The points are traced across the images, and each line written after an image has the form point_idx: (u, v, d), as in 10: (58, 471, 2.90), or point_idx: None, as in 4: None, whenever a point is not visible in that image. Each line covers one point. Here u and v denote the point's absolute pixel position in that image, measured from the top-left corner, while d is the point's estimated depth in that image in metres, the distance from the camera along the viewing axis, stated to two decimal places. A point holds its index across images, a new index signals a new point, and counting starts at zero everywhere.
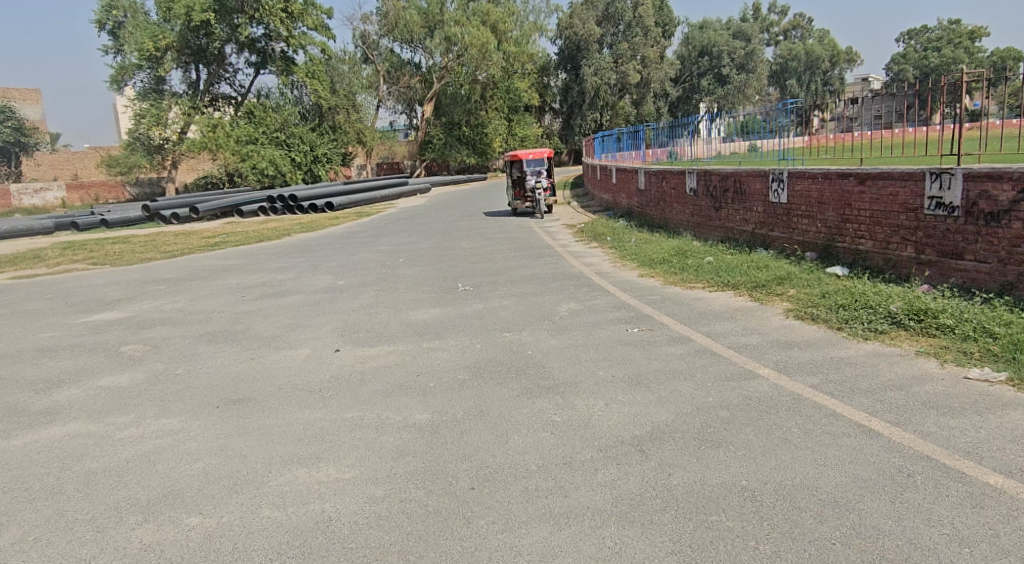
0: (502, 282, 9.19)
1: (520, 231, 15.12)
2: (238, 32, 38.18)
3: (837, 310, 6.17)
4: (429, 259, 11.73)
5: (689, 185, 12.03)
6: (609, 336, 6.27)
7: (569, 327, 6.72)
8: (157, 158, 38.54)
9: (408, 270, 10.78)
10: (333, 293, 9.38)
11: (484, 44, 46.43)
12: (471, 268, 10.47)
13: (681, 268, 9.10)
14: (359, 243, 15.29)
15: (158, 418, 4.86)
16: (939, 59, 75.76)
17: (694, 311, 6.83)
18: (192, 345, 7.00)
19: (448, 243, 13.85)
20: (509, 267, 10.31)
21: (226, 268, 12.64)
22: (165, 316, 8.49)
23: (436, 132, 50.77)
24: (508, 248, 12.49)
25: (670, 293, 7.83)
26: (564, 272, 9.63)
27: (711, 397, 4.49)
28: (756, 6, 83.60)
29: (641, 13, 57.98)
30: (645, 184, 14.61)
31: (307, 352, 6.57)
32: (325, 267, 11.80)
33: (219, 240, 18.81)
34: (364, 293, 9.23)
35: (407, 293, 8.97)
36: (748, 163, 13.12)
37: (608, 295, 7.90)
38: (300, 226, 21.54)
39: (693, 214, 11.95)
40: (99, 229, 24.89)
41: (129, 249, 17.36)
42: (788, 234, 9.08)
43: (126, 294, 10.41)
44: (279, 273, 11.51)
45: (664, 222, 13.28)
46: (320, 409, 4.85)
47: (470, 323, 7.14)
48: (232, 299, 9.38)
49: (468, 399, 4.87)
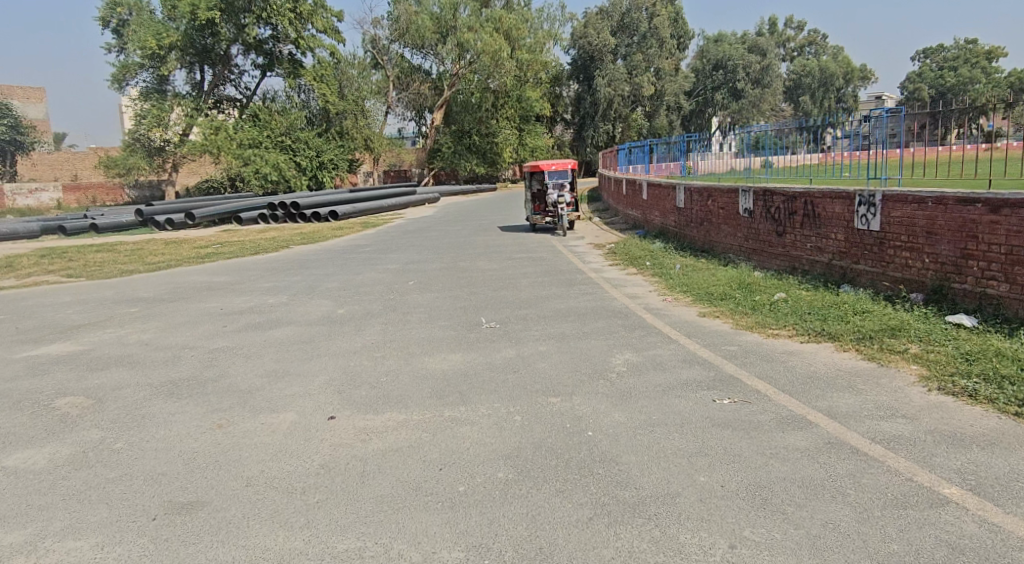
0: (533, 319, 7.68)
1: (544, 250, 13.61)
2: (245, 32, 36.87)
3: (1000, 383, 4.59)
4: (444, 283, 10.23)
5: (743, 205, 10.51)
6: (693, 409, 4.70)
7: (634, 390, 5.19)
8: (158, 160, 37.35)
9: (422, 297, 9.29)
10: (332, 327, 7.87)
11: (498, 51, 45.07)
12: (494, 298, 8.98)
13: (751, 307, 7.58)
14: (363, 259, 13.79)
15: (64, 539, 3.35)
16: (956, 79, 74.01)
17: (797, 374, 5.27)
18: (146, 399, 5.48)
19: (464, 262, 12.38)
20: (538, 298, 8.83)
21: (213, 286, 11.16)
22: (125, 353, 6.96)
23: (445, 141, 49.56)
24: (534, 271, 11.02)
25: (748, 340, 6.32)
26: (606, 307, 8.09)
27: (894, 544, 2.93)
28: (772, 20, 82.12)
29: (656, 24, 56.82)
30: (683, 202, 13.05)
31: (291, 416, 5.02)
32: (324, 290, 10.32)
33: (212, 250, 17.32)
34: (367, 327, 7.70)
35: (421, 330, 7.44)
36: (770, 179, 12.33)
37: (673, 342, 6.39)
38: (302, 236, 20.09)
39: (747, 239, 10.45)
40: (88, 234, 23.47)
41: (114, 258, 15.88)
42: (881, 269, 7.55)
43: (91, 318, 8.90)
44: (271, 296, 10.05)
45: (710, 245, 11.75)
46: (300, 533, 3.34)
47: (503, 381, 5.61)
48: (211, 331, 7.86)
49: (518, 523, 3.32)
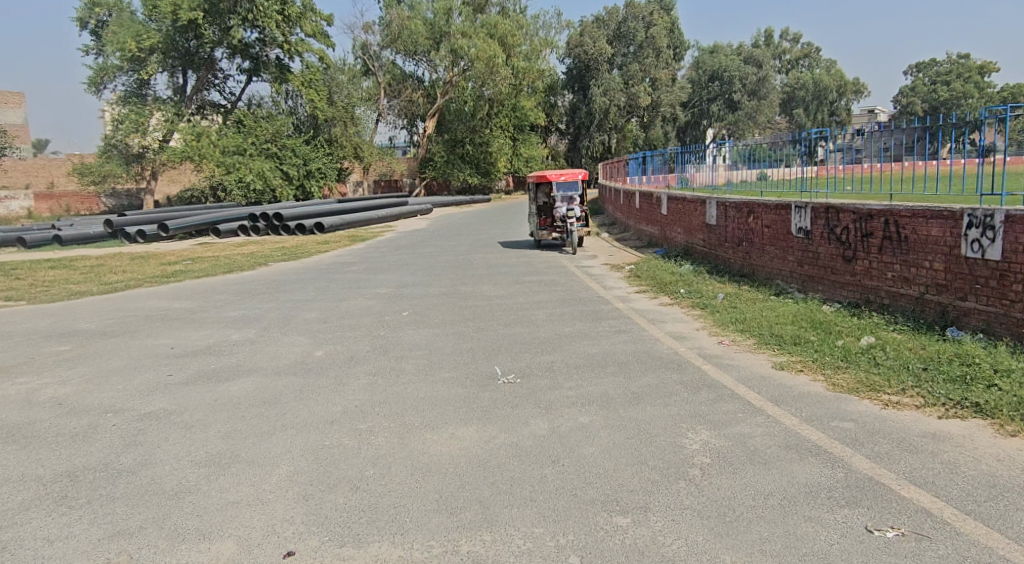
0: (563, 372, 6.04)
1: (556, 272, 12.02)
2: (230, 34, 35.13)
3: None
4: (445, 315, 8.58)
5: (798, 224, 8.94)
6: (848, 550, 3.04)
7: (737, 503, 3.52)
8: (136, 167, 35.57)
9: (419, 335, 7.63)
10: (306, 380, 6.19)
11: (493, 57, 43.45)
12: (506, 338, 7.34)
13: (838, 356, 5.93)
14: (350, 281, 12.13)
15: None
16: (949, 92, 72.83)
17: (973, 481, 3.60)
18: (23, 509, 3.77)
19: (465, 287, 10.75)
20: (561, 340, 7.22)
21: (170, 316, 9.45)
22: (27, 420, 5.24)
23: (436, 150, 47.97)
24: (549, 300, 9.40)
25: (863, 411, 4.68)
26: (650, 355, 6.47)
27: None
28: (767, 32, 81.27)
29: (653, 34, 55.51)
30: (715, 219, 11.50)
31: (228, 548, 3.31)
32: (299, 322, 8.65)
33: (182, 268, 15.57)
34: (350, 382, 6.03)
35: (420, 386, 5.79)
36: (771, 194, 11.52)
37: (760, 413, 4.76)
38: (284, 251, 18.42)
39: (801, 263, 8.89)
40: (52, 246, 21.71)
41: (67, 276, 14.09)
42: (1000, 310, 5.99)
43: (4, 361, 7.16)
44: (236, 331, 8.36)
45: (751, 270, 10.18)
46: None
47: (542, 479, 3.92)
48: (151, 383, 6.15)
49: None
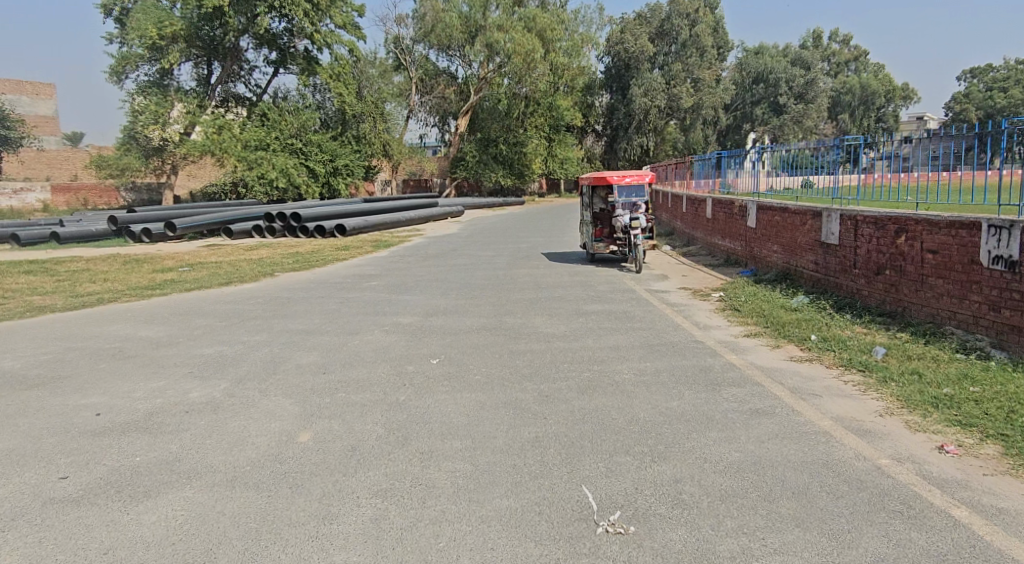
0: (704, 512, 3.50)
1: (624, 299, 9.51)
2: (256, 23, 33.09)
3: None
4: (489, 368, 6.13)
5: (987, 250, 6.31)
6: None
7: None
8: (156, 160, 33.77)
9: (454, 406, 5.17)
10: (270, 503, 3.72)
11: (530, 52, 41.10)
12: (586, 422, 4.82)
13: None
14: (367, 303, 9.71)
15: None
16: (1008, 99, 68.01)
17: None
18: None
19: (511, 318, 8.27)
20: (675, 430, 4.64)
21: (123, 354, 7.07)
22: None
23: (469, 149, 45.55)
24: (630, 347, 6.84)
25: None
26: (842, 475, 3.88)
27: None
28: (815, 33, 77.32)
29: (698, 32, 52.32)
30: (838, 235, 8.84)
31: None
32: (284, 373, 6.22)
33: (175, 276, 13.33)
34: (345, 516, 3.55)
35: (461, 540, 3.30)
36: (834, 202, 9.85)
37: None
38: (297, 257, 16.17)
39: (997, 304, 6.21)
40: (49, 244, 19.76)
41: (38, 285, 11.92)
42: None
43: None
44: (195, 385, 5.91)
45: (902, 308, 7.52)
46: None
47: None
48: (18, 502, 3.74)
49: None
